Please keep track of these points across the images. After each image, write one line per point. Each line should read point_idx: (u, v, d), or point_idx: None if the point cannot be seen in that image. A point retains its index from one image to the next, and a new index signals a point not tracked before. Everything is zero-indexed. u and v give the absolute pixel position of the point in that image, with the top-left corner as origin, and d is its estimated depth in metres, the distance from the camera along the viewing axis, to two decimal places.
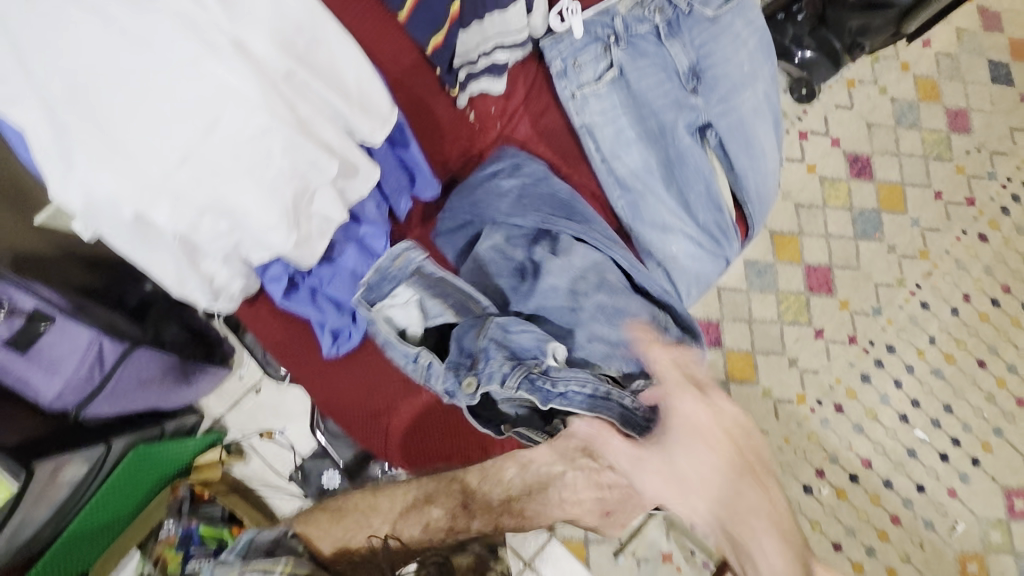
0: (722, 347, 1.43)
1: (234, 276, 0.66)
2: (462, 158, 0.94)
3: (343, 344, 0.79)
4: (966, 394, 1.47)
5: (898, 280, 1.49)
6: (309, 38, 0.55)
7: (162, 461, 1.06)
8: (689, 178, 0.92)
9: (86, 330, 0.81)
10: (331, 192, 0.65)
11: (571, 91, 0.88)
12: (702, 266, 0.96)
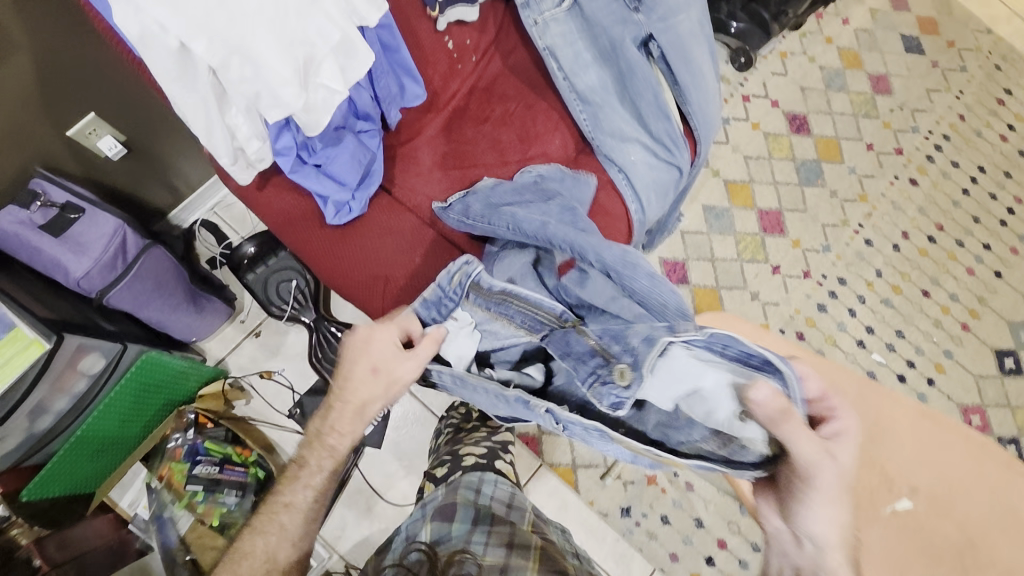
0: (689, 284, 1.54)
1: (252, 135, 0.77)
2: (443, 83, 1.09)
3: (344, 217, 0.90)
4: (916, 320, 1.60)
5: (842, 220, 1.65)
6: None
7: (170, 386, 1.12)
8: (640, 90, 1.06)
9: (111, 219, 0.94)
10: (335, 65, 0.76)
11: (534, 18, 1.05)
12: (657, 173, 1.10)
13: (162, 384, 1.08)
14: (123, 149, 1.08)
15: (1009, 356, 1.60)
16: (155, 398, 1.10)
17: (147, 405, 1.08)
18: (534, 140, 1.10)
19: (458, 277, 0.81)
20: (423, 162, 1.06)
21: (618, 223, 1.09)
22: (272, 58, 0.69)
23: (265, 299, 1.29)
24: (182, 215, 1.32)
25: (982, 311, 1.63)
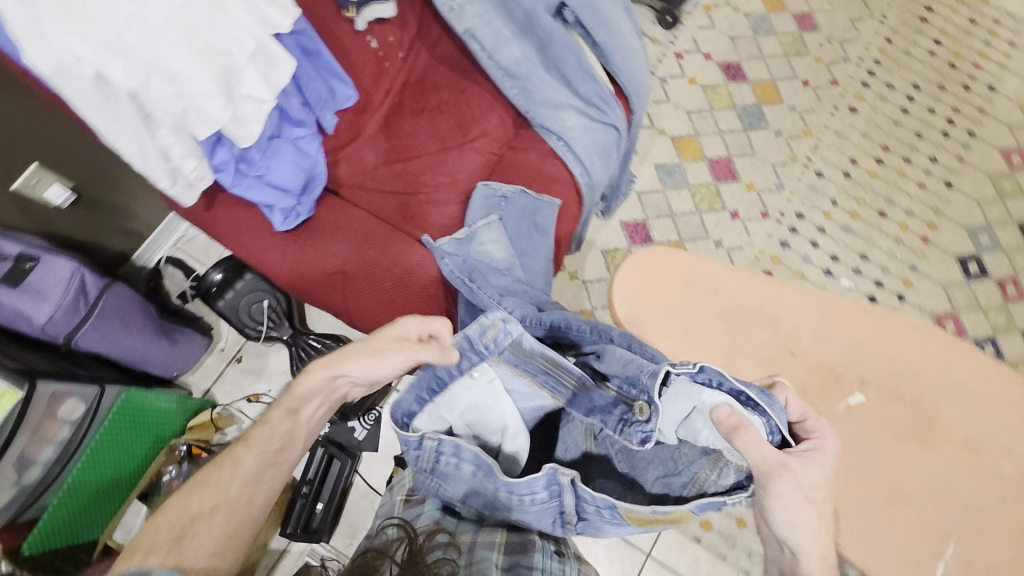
0: (653, 243, 1.57)
1: (187, 154, 0.79)
2: (374, 82, 1.10)
3: (294, 222, 0.93)
4: (877, 241, 1.64)
5: (791, 157, 1.69)
6: None
7: (156, 423, 1.12)
8: (563, 57, 1.09)
9: (66, 262, 0.94)
10: (256, 73, 0.79)
11: (449, 5, 1.07)
12: (594, 134, 1.13)
13: (145, 422, 1.09)
14: (72, 196, 1.08)
15: (972, 261, 1.65)
16: (142, 438, 1.10)
17: (135, 445, 1.09)
18: (471, 122, 1.13)
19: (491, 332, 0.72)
20: (369, 161, 1.09)
21: (565, 188, 1.13)
22: (192, 71, 0.71)
23: (241, 323, 1.29)
24: (146, 254, 1.33)
25: (939, 221, 1.68)
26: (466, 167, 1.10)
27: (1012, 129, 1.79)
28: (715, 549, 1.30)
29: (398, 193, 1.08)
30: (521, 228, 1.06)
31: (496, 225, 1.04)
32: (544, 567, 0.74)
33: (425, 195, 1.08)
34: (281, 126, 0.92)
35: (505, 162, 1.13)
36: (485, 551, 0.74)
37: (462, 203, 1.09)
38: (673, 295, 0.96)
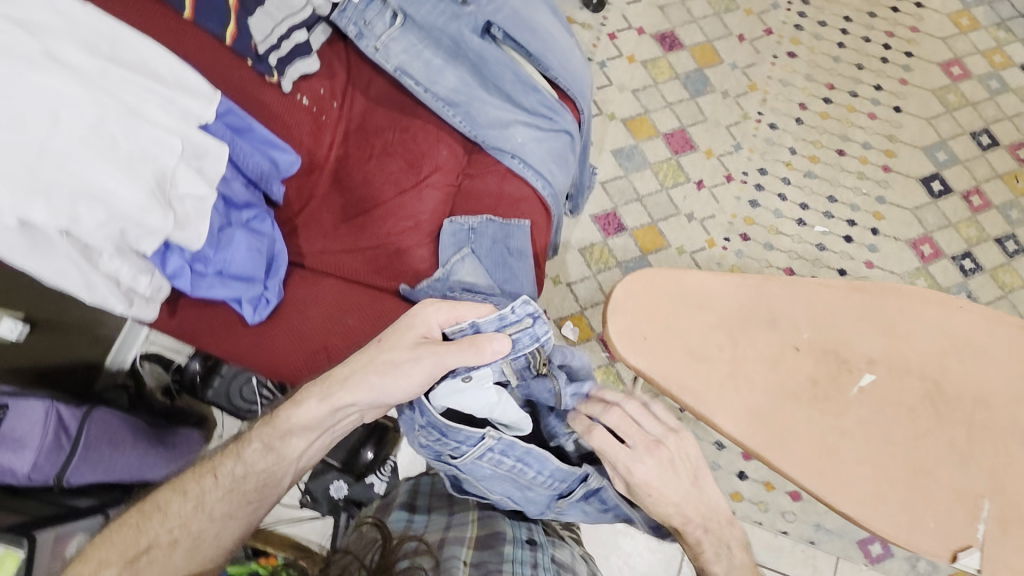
0: (627, 230, 1.56)
1: (137, 273, 0.74)
2: (314, 139, 1.06)
3: (265, 309, 0.89)
4: (841, 180, 1.65)
5: (742, 115, 1.68)
6: (112, 45, 0.71)
7: None
8: (499, 74, 1.06)
9: (38, 402, 0.90)
10: (190, 170, 0.74)
11: (373, 46, 1.03)
12: (547, 143, 1.09)
13: None
14: (26, 325, 1.02)
15: (935, 180, 1.67)
16: None
17: None
18: (422, 158, 1.08)
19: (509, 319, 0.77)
20: (327, 222, 1.05)
21: (530, 204, 1.08)
22: (120, 187, 0.66)
23: (235, 408, 1.24)
24: (119, 354, 1.27)
25: (896, 148, 1.69)
26: (427, 207, 1.06)
27: (947, 41, 1.80)
28: (750, 517, 1.34)
29: (364, 248, 1.03)
30: (495, 257, 1.02)
31: (469, 260, 1.01)
32: (514, 558, 0.80)
33: (391, 244, 1.03)
34: (227, 214, 0.86)
35: (465, 191, 1.09)
36: (454, 549, 0.80)
37: (432, 243, 1.04)
38: (669, 318, 0.85)
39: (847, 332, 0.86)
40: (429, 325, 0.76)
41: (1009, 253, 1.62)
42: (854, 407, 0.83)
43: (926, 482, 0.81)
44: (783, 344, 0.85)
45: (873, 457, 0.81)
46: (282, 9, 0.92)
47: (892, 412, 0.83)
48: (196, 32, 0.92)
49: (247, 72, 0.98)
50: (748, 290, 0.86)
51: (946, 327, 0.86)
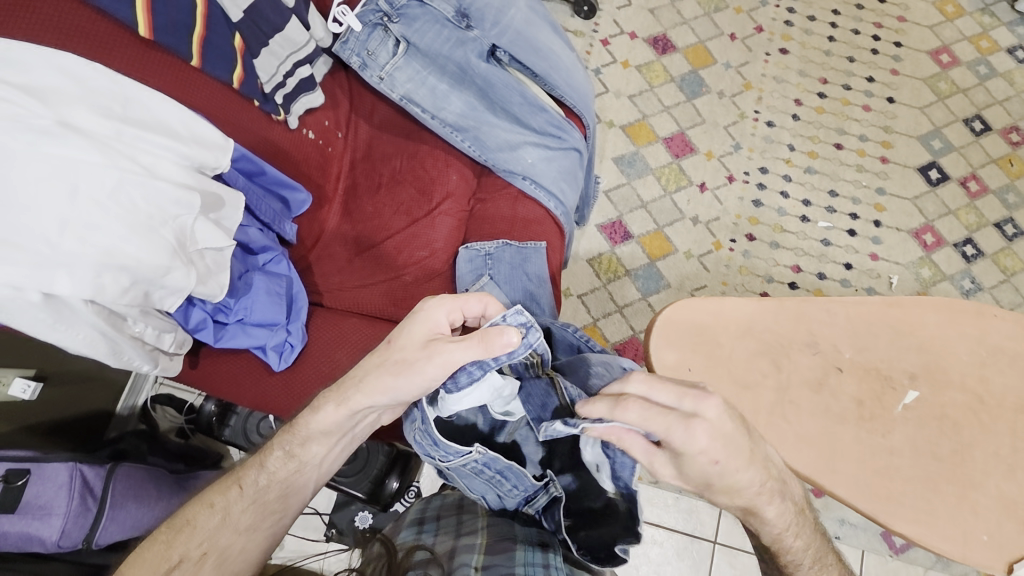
0: (634, 237, 1.56)
1: (162, 330, 0.75)
2: (322, 173, 1.03)
3: (289, 355, 0.88)
4: (841, 174, 1.65)
5: (740, 114, 1.68)
6: (123, 103, 0.69)
7: None
8: (506, 96, 1.04)
9: (61, 465, 0.89)
10: (208, 223, 0.73)
11: (378, 75, 1.02)
12: (557, 162, 1.07)
13: None
14: (37, 384, 1.03)
15: (932, 168, 1.67)
16: None
17: None
18: (432, 185, 1.05)
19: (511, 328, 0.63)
20: (340, 256, 1.03)
21: (545, 225, 1.05)
22: (141, 252, 0.65)
23: (252, 447, 1.17)
24: (129, 398, 1.21)
25: (892, 139, 1.69)
26: (441, 235, 1.03)
27: (934, 29, 1.81)
28: None
29: (380, 281, 1.00)
30: (515, 287, 0.98)
31: (488, 288, 0.97)
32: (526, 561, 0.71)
33: (409, 275, 1.01)
34: (245, 260, 0.85)
35: (477, 216, 1.06)
36: (465, 555, 0.73)
37: (449, 270, 1.03)
38: (712, 349, 0.87)
39: (888, 349, 0.87)
40: (435, 321, 0.65)
41: (1009, 236, 1.62)
42: (899, 423, 0.85)
43: (977, 495, 0.82)
44: (824, 365, 0.87)
45: (924, 475, 0.83)
46: (286, 45, 0.89)
47: (938, 427, 0.85)
48: (199, 74, 0.83)
49: (254, 113, 0.90)
50: (786, 315, 0.88)
51: (985, 337, 0.88)
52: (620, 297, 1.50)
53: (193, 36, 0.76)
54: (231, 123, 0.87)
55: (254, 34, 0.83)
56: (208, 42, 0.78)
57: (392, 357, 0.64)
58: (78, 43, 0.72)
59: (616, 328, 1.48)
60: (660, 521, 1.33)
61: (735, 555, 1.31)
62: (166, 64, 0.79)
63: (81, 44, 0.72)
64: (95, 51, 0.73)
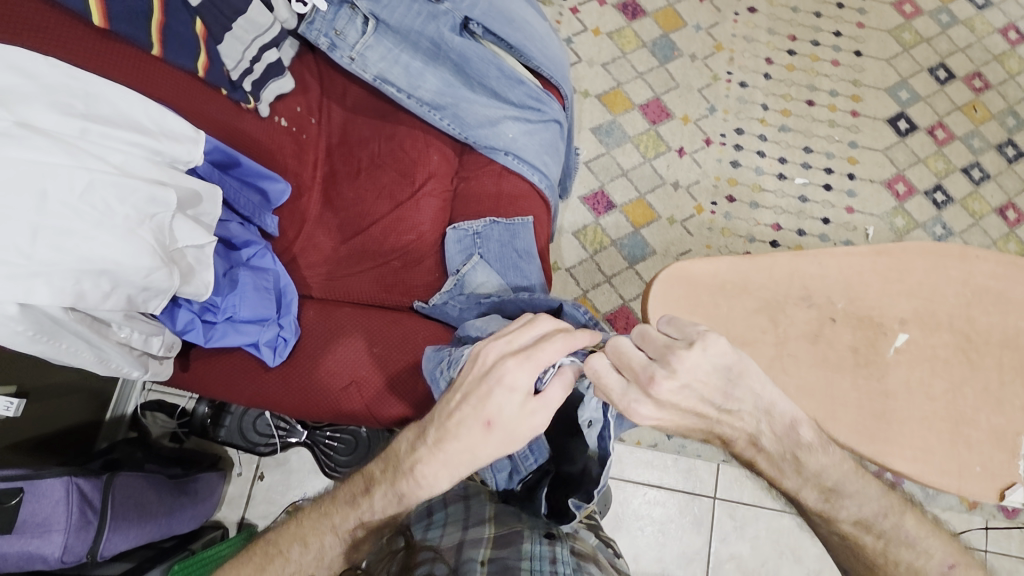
0: (617, 207, 1.56)
1: (149, 334, 0.72)
2: (299, 162, 0.99)
3: (284, 350, 0.86)
4: (815, 130, 1.67)
5: (712, 76, 1.68)
6: (85, 99, 0.65)
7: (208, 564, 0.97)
8: (483, 70, 1.02)
9: (55, 480, 0.85)
10: (186, 220, 0.71)
11: (348, 56, 0.98)
12: (539, 135, 1.05)
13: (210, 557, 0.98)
14: (21, 401, 0.92)
15: (901, 119, 1.70)
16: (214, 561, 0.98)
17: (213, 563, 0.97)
18: (414, 166, 1.03)
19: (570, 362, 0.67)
20: (325, 246, 1.00)
21: (531, 200, 1.04)
22: (122, 256, 0.62)
23: (249, 445, 1.17)
24: (118, 406, 1.19)
25: (862, 92, 1.71)
26: (427, 217, 1.01)
27: None
28: None
29: (369, 269, 0.99)
30: (510, 273, 0.98)
31: (479, 267, 0.96)
32: (533, 553, 0.70)
33: (397, 260, 0.99)
34: (227, 256, 0.83)
35: (461, 195, 1.04)
36: (472, 549, 0.70)
37: (437, 252, 1.01)
38: (709, 310, 0.88)
39: (880, 298, 0.89)
40: (514, 381, 0.61)
41: (975, 181, 1.67)
42: (892, 367, 0.87)
43: (970, 430, 0.86)
44: (821, 317, 0.88)
45: (919, 416, 0.86)
46: (251, 29, 0.84)
47: (929, 367, 0.88)
48: (162, 63, 0.79)
49: (222, 102, 0.86)
50: (780, 272, 0.89)
51: (970, 279, 0.91)
52: (607, 268, 1.50)
53: (152, 22, 0.72)
54: (202, 115, 0.84)
55: (215, 18, 0.79)
56: (167, 27, 0.74)
57: (497, 436, 0.61)
58: (34, 39, 0.68)
59: (606, 298, 1.48)
60: (660, 483, 1.36)
61: (733, 507, 1.35)
62: (124, 55, 0.75)
63: (38, 41, 0.69)
64: (51, 46, 0.70)
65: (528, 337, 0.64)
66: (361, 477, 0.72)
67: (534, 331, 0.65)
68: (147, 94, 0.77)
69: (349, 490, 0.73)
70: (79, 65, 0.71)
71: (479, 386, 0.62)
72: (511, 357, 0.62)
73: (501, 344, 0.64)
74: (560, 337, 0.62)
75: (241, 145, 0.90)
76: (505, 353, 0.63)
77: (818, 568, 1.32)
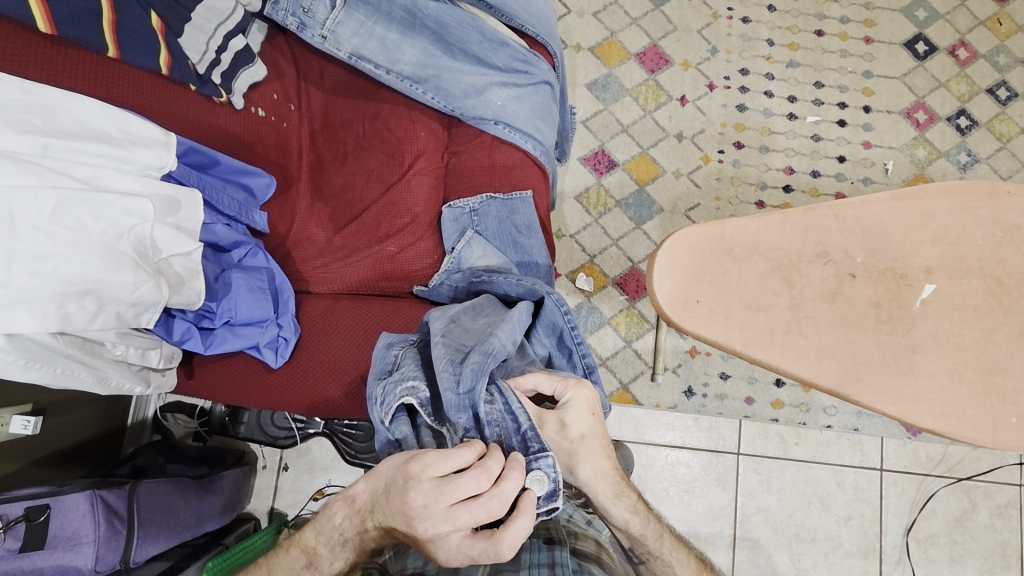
0: (619, 165, 1.49)
1: (145, 348, 0.73)
2: (282, 153, 0.96)
3: (286, 350, 0.85)
4: (826, 63, 1.56)
5: (712, 15, 1.57)
6: (42, 114, 0.62)
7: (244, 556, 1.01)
8: (462, 35, 0.95)
9: (79, 495, 0.86)
10: (167, 228, 0.68)
11: (319, 34, 0.93)
12: (529, 99, 0.99)
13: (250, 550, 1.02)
14: (38, 417, 0.93)
15: (919, 42, 1.58)
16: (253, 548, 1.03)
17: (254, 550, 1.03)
18: (401, 146, 0.98)
19: (497, 411, 0.66)
20: (318, 237, 0.97)
21: (526, 170, 0.99)
22: (102, 273, 0.60)
23: (270, 439, 1.18)
24: (138, 411, 1.21)
25: (875, 16, 1.59)
26: (420, 197, 0.97)
27: None
28: (793, 420, 1.35)
29: (365, 255, 0.94)
30: (500, 239, 0.95)
31: (475, 242, 0.94)
32: (534, 561, 0.67)
33: (394, 245, 0.95)
34: (217, 260, 0.81)
35: (454, 171, 1.00)
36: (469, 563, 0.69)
37: (433, 233, 0.97)
38: (718, 276, 0.84)
39: (904, 246, 0.84)
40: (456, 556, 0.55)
41: (1002, 101, 1.56)
42: (917, 318, 0.83)
43: (1004, 378, 0.82)
44: (838, 274, 0.84)
45: (949, 366, 0.82)
46: (212, 16, 0.79)
47: (959, 316, 0.83)
48: (121, 64, 0.75)
49: (192, 98, 0.83)
50: (793, 228, 0.85)
51: (1001, 218, 0.85)
52: (614, 230, 1.45)
53: (102, 23, 0.68)
54: (172, 115, 0.81)
55: (171, 9, 0.74)
56: (120, 25, 0.70)
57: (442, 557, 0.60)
58: None
59: (614, 262, 1.43)
60: (683, 443, 1.35)
61: (758, 461, 1.34)
62: (80, 60, 0.72)
63: None
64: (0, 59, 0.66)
65: (483, 521, 0.55)
66: (299, 551, 0.70)
67: (494, 516, 0.55)
68: (110, 101, 0.74)
69: (287, 564, 0.70)
70: (33, 76, 0.68)
71: (416, 542, 0.57)
72: (455, 542, 0.55)
73: (431, 525, 0.55)
74: (488, 505, 0.55)
75: (217, 141, 0.87)
76: (439, 532, 0.55)
77: (847, 515, 1.32)
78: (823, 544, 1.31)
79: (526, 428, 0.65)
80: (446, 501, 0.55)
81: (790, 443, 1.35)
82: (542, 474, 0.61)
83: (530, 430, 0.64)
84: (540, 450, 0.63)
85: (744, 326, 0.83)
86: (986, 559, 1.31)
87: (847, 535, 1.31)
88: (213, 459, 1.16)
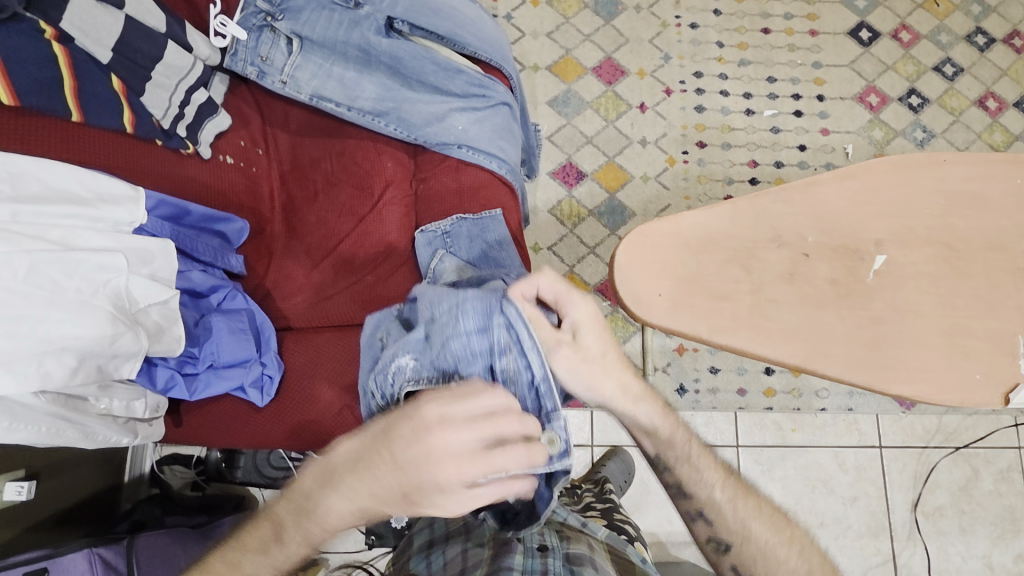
0: (587, 176, 1.53)
1: (131, 399, 0.74)
2: (253, 197, 0.98)
3: (271, 387, 0.86)
4: (775, 58, 1.62)
5: (661, 24, 1.63)
6: (10, 181, 0.64)
7: None
8: (417, 66, 0.99)
9: (76, 555, 0.89)
10: (142, 279, 0.69)
11: (279, 80, 0.97)
12: (489, 121, 1.02)
13: None
14: (31, 482, 0.93)
15: (862, 30, 1.64)
16: None
17: None
18: (369, 178, 1.01)
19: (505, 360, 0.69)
20: (297, 275, 0.98)
21: (493, 189, 1.02)
22: (80, 328, 0.62)
23: (268, 481, 1.18)
24: (134, 468, 1.20)
25: (817, 10, 1.65)
26: (392, 226, 1.00)
27: None
28: (788, 406, 1.36)
29: (345, 288, 0.97)
30: (475, 257, 0.96)
31: (447, 260, 0.94)
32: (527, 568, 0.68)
33: (371, 275, 0.97)
34: (196, 306, 0.83)
35: (423, 197, 1.02)
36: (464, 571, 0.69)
37: (408, 259, 0.99)
38: (680, 269, 0.86)
39: (854, 224, 0.87)
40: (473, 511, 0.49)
41: (949, 77, 1.62)
42: (876, 291, 0.86)
43: (969, 340, 0.84)
44: (793, 255, 0.87)
45: (916, 334, 0.84)
46: (171, 73, 0.83)
47: (916, 285, 0.86)
48: (87, 127, 0.77)
49: (160, 152, 0.85)
50: (749, 217, 0.88)
51: (942, 186, 0.89)
52: (590, 238, 1.48)
53: (64, 89, 0.71)
54: (140, 171, 0.83)
55: (131, 71, 0.78)
56: (82, 90, 0.73)
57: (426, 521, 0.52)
58: None
59: (594, 270, 1.46)
60: None
61: (758, 451, 1.35)
62: (44, 126, 0.74)
63: None
64: None
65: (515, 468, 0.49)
66: None
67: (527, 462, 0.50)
68: (78, 164, 0.76)
69: None
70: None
71: (419, 499, 0.49)
72: (476, 491, 0.49)
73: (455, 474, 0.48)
74: (520, 450, 0.50)
75: (188, 192, 0.88)
76: (464, 479, 0.48)
77: (852, 495, 1.33)
78: (832, 527, 1.31)
79: (539, 382, 0.67)
80: (473, 447, 0.49)
81: (787, 429, 1.36)
82: (555, 435, 0.63)
83: (540, 384, 0.67)
84: (553, 410, 0.67)
85: (710, 315, 0.85)
86: (996, 525, 1.32)
87: (854, 515, 1.32)
88: (211, 505, 1.16)
